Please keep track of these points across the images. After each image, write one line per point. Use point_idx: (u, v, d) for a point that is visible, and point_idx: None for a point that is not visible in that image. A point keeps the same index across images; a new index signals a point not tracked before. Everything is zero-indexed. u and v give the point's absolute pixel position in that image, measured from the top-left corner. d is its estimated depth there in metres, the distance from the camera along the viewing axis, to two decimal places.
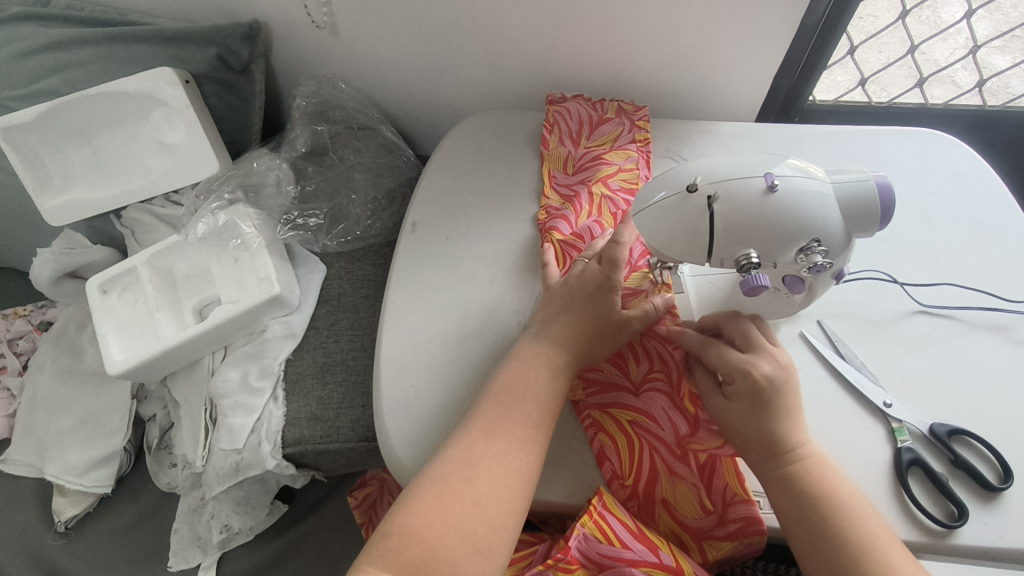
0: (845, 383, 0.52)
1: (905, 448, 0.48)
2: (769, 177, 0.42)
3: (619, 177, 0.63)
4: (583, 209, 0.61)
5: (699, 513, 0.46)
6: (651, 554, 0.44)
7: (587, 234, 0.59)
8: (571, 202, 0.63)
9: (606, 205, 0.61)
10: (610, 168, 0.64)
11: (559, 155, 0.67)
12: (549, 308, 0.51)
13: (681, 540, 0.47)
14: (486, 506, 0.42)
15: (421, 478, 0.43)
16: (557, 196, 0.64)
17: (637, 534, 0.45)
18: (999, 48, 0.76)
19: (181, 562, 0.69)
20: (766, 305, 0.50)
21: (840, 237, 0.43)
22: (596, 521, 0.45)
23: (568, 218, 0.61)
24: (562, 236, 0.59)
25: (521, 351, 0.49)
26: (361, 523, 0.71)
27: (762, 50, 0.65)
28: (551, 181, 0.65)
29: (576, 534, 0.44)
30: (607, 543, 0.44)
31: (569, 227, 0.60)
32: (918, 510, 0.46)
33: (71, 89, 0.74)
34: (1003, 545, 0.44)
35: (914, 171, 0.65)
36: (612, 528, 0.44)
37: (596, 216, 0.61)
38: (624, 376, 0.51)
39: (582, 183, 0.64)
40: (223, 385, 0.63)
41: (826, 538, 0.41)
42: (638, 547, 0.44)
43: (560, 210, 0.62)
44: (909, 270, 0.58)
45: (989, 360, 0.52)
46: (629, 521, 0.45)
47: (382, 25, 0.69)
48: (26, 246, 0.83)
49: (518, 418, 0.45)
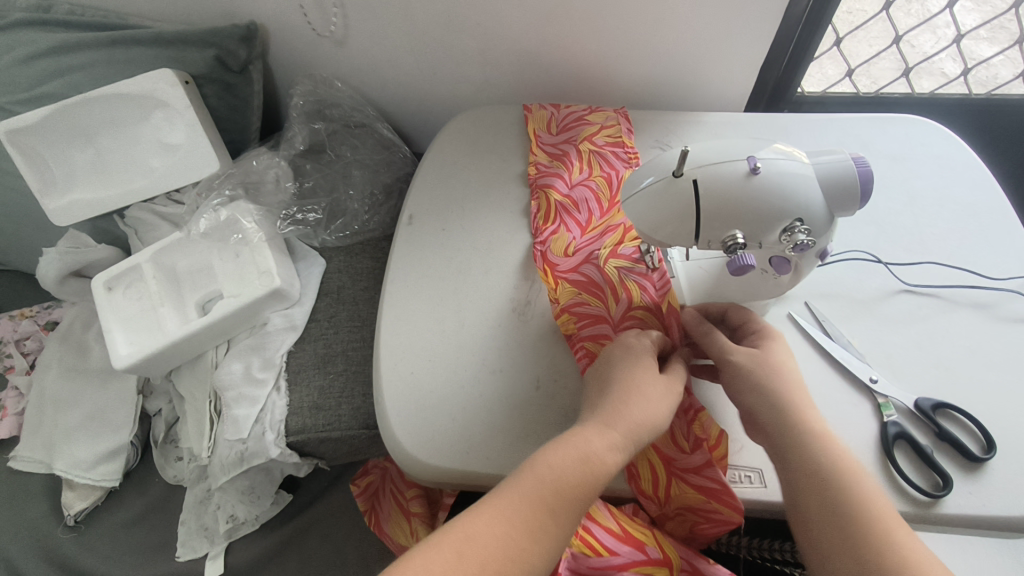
0: (832, 360, 0.53)
1: (891, 422, 0.49)
2: (752, 159, 0.43)
3: (602, 134, 0.68)
4: (575, 165, 0.66)
5: (675, 445, 0.48)
6: (638, 553, 0.48)
7: (583, 204, 0.62)
8: (561, 159, 0.67)
9: (594, 159, 0.66)
10: (593, 127, 0.69)
11: (542, 117, 0.71)
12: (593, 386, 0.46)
13: (655, 470, 0.48)
14: (489, 563, 0.36)
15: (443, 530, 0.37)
16: (544, 154, 0.68)
17: (622, 538, 0.49)
18: (985, 38, 0.77)
19: (188, 552, 0.71)
20: (752, 286, 0.52)
21: (823, 216, 0.44)
22: (581, 537, 0.49)
23: (562, 175, 0.65)
24: (558, 195, 0.63)
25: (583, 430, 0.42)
26: (364, 510, 0.74)
27: (748, 42, 0.67)
28: (537, 140, 0.69)
29: (565, 555, 0.49)
30: (594, 555, 0.48)
31: (564, 185, 0.64)
32: (903, 481, 0.47)
33: (74, 92, 0.75)
34: (987, 513, 0.45)
35: (899, 155, 0.66)
36: (596, 538, 0.49)
37: (587, 171, 0.65)
38: (608, 311, 0.54)
39: (569, 142, 0.68)
40: (226, 377, 0.65)
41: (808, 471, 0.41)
42: (625, 551, 0.48)
43: (551, 167, 0.66)
44: (893, 251, 0.59)
45: (972, 336, 0.54)
46: (611, 525, 0.49)
47: (376, 24, 0.71)
48: (33, 247, 0.84)
49: (567, 502, 0.38)
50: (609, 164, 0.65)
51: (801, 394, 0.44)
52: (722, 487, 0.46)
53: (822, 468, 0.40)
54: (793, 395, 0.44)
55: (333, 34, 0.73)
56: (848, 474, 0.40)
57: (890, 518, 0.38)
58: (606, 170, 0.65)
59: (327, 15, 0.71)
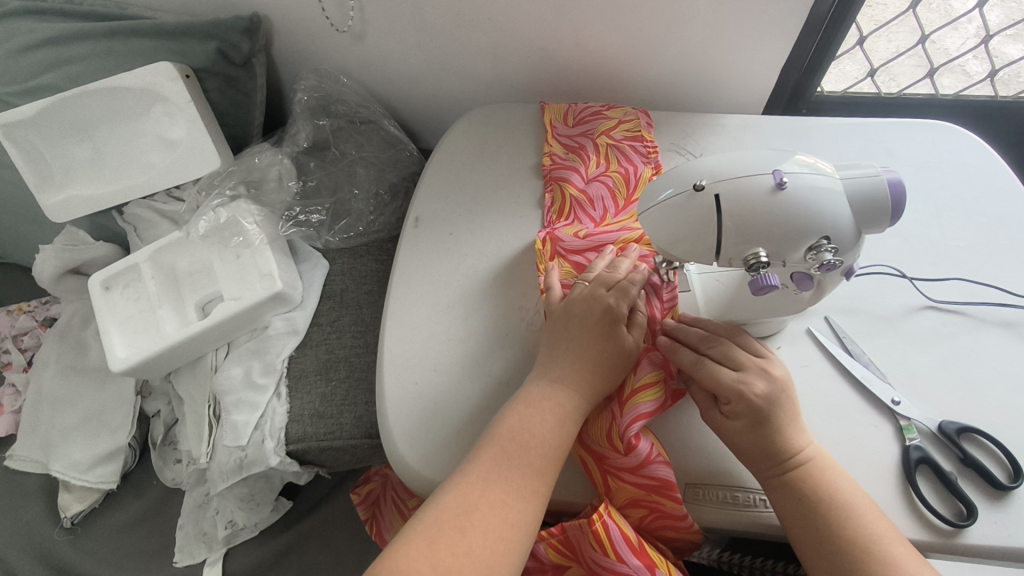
0: (853, 380, 0.51)
1: (914, 446, 0.47)
2: (778, 174, 0.40)
3: (621, 129, 0.65)
4: (592, 160, 0.64)
5: (609, 444, 0.46)
6: (645, 570, 0.43)
7: (599, 201, 0.61)
8: (577, 152, 0.65)
9: (613, 154, 0.63)
10: (611, 121, 0.66)
11: (559, 109, 0.69)
12: (559, 337, 0.49)
13: (589, 469, 0.48)
14: (472, 554, 0.39)
15: (414, 520, 0.41)
16: (559, 146, 0.66)
17: (636, 549, 0.44)
18: (1012, 37, 0.74)
19: (186, 558, 0.69)
20: (775, 302, 0.48)
21: (850, 233, 0.42)
22: (597, 530, 0.43)
23: (578, 169, 0.63)
24: (574, 190, 0.61)
25: (529, 394, 0.47)
26: (364, 518, 0.72)
27: (769, 42, 0.64)
28: (552, 130, 0.67)
29: (574, 525, 0.45)
30: (601, 552, 0.43)
31: (580, 179, 0.62)
32: (925, 508, 0.45)
33: (72, 84, 0.73)
34: (1012, 544, 0.43)
35: (924, 163, 0.64)
36: (611, 539, 0.43)
37: (604, 165, 0.63)
38: None
39: (585, 135, 0.66)
40: (226, 381, 0.63)
41: (799, 507, 0.42)
42: (634, 563, 0.43)
43: (567, 161, 0.64)
44: (918, 265, 0.57)
45: (998, 356, 0.52)
46: (629, 532, 0.44)
47: (381, 18, 0.68)
48: (30, 241, 0.83)
49: (514, 489, 0.42)
50: (627, 159, 0.63)
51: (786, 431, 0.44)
52: (661, 483, 0.44)
53: (811, 511, 0.42)
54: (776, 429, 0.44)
55: (353, 30, 0.71)
56: (840, 509, 0.41)
57: (880, 539, 0.40)
58: (623, 165, 0.63)
59: (346, 8, 0.68)
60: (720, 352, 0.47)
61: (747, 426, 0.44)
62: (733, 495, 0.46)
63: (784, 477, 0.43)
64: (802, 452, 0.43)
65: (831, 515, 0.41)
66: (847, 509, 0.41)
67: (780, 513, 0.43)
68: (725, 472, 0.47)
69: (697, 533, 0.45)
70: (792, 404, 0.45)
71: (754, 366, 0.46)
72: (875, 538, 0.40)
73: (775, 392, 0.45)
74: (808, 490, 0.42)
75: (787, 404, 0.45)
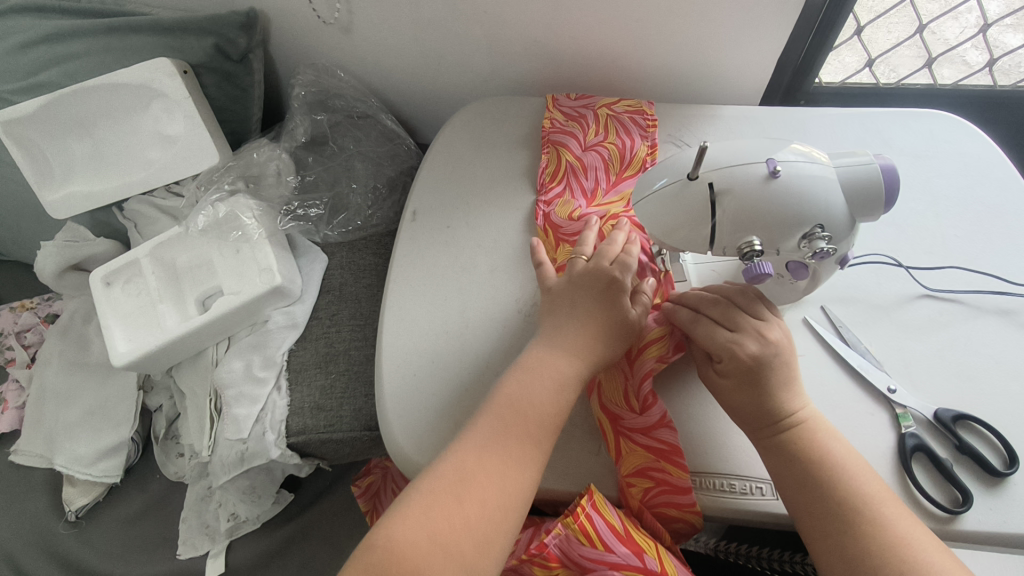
0: (849, 368, 0.51)
1: (910, 434, 0.47)
2: (772, 162, 0.41)
3: (624, 104, 0.66)
4: (591, 128, 0.65)
5: (626, 405, 0.48)
6: (634, 557, 0.43)
7: (592, 171, 0.62)
8: (577, 121, 0.66)
9: (612, 124, 0.65)
10: (612, 98, 0.68)
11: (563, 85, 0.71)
12: (563, 311, 0.49)
13: (603, 430, 0.48)
14: (469, 523, 0.40)
15: (410, 488, 0.42)
16: (561, 113, 0.67)
17: (623, 537, 0.44)
18: (1011, 27, 0.74)
19: (189, 549, 0.70)
20: (772, 290, 0.49)
21: (844, 221, 0.42)
22: (581, 524, 0.44)
23: (577, 135, 0.64)
24: (571, 155, 0.63)
25: (532, 360, 0.47)
26: (365, 511, 0.72)
27: (766, 34, 0.64)
28: (554, 104, 0.68)
29: (556, 533, 0.45)
30: (588, 545, 0.44)
31: (578, 146, 0.63)
32: (921, 495, 0.45)
33: (72, 81, 0.73)
34: (1008, 530, 0.44)
35: (921, 152, 0.64)
36: (596, 530, 0.44)
37: (603, 134, 0.64)
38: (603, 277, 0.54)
39: (587, 107, 0.67)
40: (227, 374, 0.64)
41: (789, 464, 0.42)
42: (622, 551, 0.43)
43: (566, 126, 0.65)
44: (915, 255, 0.57)
45: (994, 344, 0.52)
46: (614, 521, 0.44)
47: (377, 14, 0.68)
48: (31, 238, 0.83)
49: (511, 460, 0.43)
50: (625, 132, 0.64)
51: (780, 391, 0.44)
52: (670, 446, 0.47)
53: (802, 467, 0.42)
54: (770, 388, 0.44)
55: (338, 21, 0.70)
56: (832, 468, 0.41)
57: (872, 499, 0.40)
58: (622, 138, 0.63)
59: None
60: (719, 313, 0.47)
61: (737, 386, 0.45)
62: (729, 483, 0.47)
63: (776, 435, 0.43)
64: (797, 412, 0.44)
65: (823, 473, 0.41)
66: (841, 470, 0.41)
67: (773, 472, 0.43)
68: (722, 460, 0.48)
69: (699, 515, 0.46)
70: (788, 364, 0.45)
71: (753, 325, 0.46)
72: (867, 498, 0.40)
73: (768, 353, 0.45)
74: (801, 448, 0.42)
75: (782, 364, 0.44)
